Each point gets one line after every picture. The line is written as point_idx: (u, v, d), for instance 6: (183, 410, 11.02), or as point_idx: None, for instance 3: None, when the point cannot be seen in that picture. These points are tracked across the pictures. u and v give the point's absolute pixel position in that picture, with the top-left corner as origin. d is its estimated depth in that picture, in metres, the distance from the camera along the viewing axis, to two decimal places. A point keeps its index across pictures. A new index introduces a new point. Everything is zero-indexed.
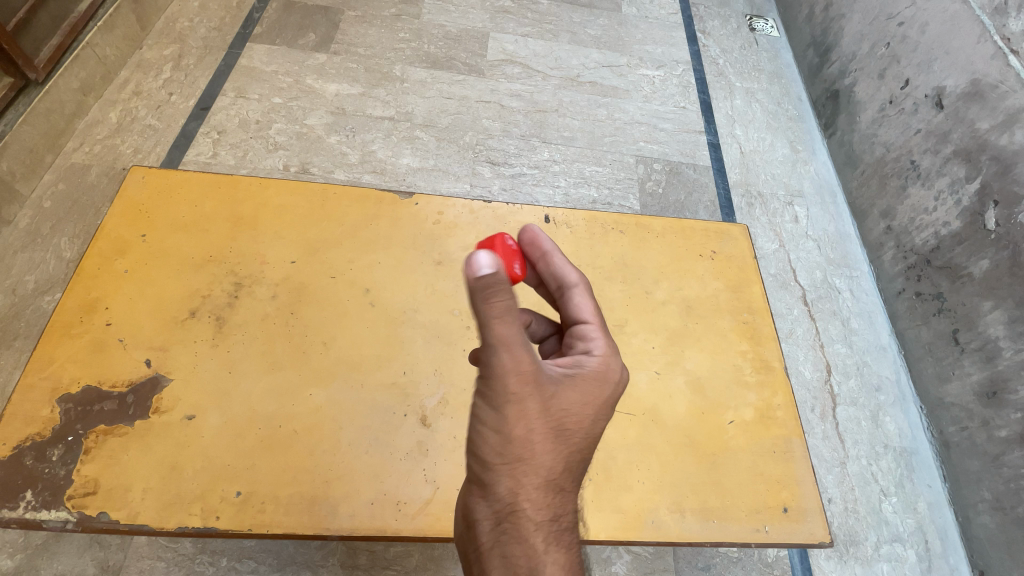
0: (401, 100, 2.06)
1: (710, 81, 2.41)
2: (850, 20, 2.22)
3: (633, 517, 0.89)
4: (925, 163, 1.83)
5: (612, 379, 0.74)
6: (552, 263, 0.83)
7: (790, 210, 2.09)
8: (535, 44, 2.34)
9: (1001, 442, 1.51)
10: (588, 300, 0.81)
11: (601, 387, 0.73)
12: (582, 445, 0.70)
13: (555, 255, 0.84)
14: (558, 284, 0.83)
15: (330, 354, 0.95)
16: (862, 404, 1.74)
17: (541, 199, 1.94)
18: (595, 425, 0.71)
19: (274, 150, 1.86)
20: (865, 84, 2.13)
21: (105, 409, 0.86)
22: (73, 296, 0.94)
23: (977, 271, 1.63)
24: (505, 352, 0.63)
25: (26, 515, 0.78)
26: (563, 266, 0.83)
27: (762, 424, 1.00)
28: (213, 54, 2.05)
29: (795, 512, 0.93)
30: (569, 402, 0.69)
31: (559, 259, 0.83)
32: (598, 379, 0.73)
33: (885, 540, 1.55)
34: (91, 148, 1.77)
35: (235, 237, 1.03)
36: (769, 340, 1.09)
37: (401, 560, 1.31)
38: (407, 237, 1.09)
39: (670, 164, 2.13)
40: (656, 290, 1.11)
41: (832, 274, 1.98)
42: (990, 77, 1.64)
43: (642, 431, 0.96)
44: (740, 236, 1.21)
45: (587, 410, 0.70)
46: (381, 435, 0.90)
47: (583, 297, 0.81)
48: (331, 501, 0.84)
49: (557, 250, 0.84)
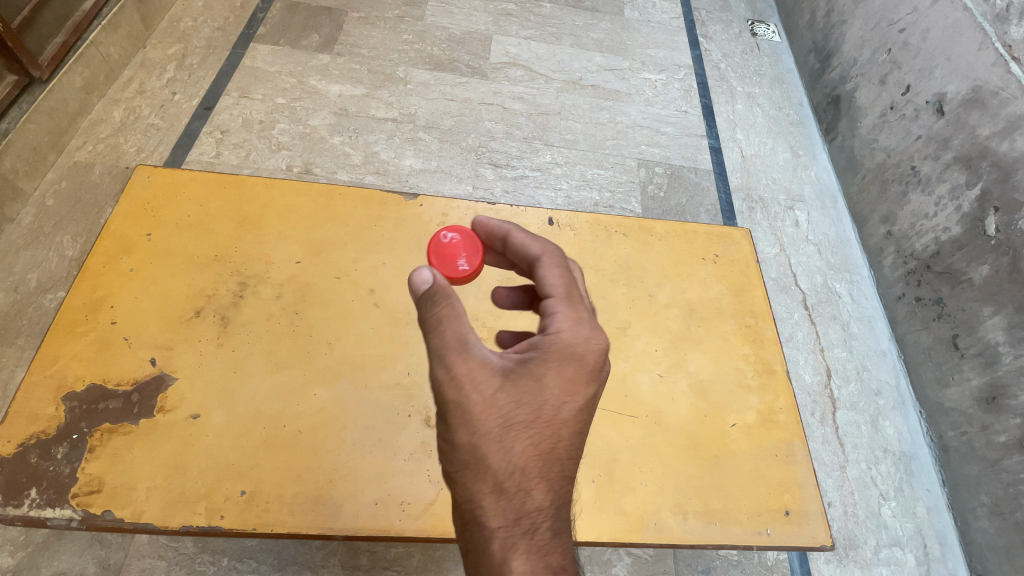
0: (404, 101, 2.07)
1: (712, 85, 2.42)
2: (851, 26, 2.24)
3: (636, 519, 0.89)
4: (926, 169, 1.83)
5: (580, 353, 0.73)
6: (514, 242, 0.86)
7: (790, 214, 2.10)
8: (537, 47, 2.35)
9: (1001, 447, 1.52)
10: (552, 272, 0.81)
11: (565, 365, 0.71)
12: (553, 430, 0.69)
13: (512, 234, 0.86)
14: (527, 262, 0.85)
15: (335, 354, 0.95)
16: (862, 408, 1.75)
17: (543, 200, 1.94)
18: (565, 408, 0.70)
19: (277, 150, 1.86)
20: (866, 90, 2.14)
21: (111, 407, 0.86)
22: (79, 294, 0.94)
23: (977, 277, 1.63)
24: (448, 352, 0.69)
25: (31, 513, 0.78)
26: (524, 244, 0.85)
27: (764, 428, 1.00)
28: (217, 54, 2.05)
29: (796, 515, 0.94)
30: (528, 389, 0.70)
31: (519, 237, 0.85)
32: (563, 358, 0.72)
33: (884, 544, 1.55)
34: (95, 146, 1.77)
35: (241, 237, 1.04)
36: (772, 344, 1.10)
37: (402, 561, 1.31)
38: (411, 239, 1.10)
39: (672, 167, 2.14)
40: (659, 292, 1.12)
41: (832, 279, 1.98)
42: (991, 84, 1.65)
43: (645, 433, 0.96)
44: (743, 240, 1.22)
45: (553, 393, 0.70)
46: (385, 435, 0.90)
47: (550, 270, 0.82)
48: (335, 500, 0.84)
49: (514, 230, 0.87)
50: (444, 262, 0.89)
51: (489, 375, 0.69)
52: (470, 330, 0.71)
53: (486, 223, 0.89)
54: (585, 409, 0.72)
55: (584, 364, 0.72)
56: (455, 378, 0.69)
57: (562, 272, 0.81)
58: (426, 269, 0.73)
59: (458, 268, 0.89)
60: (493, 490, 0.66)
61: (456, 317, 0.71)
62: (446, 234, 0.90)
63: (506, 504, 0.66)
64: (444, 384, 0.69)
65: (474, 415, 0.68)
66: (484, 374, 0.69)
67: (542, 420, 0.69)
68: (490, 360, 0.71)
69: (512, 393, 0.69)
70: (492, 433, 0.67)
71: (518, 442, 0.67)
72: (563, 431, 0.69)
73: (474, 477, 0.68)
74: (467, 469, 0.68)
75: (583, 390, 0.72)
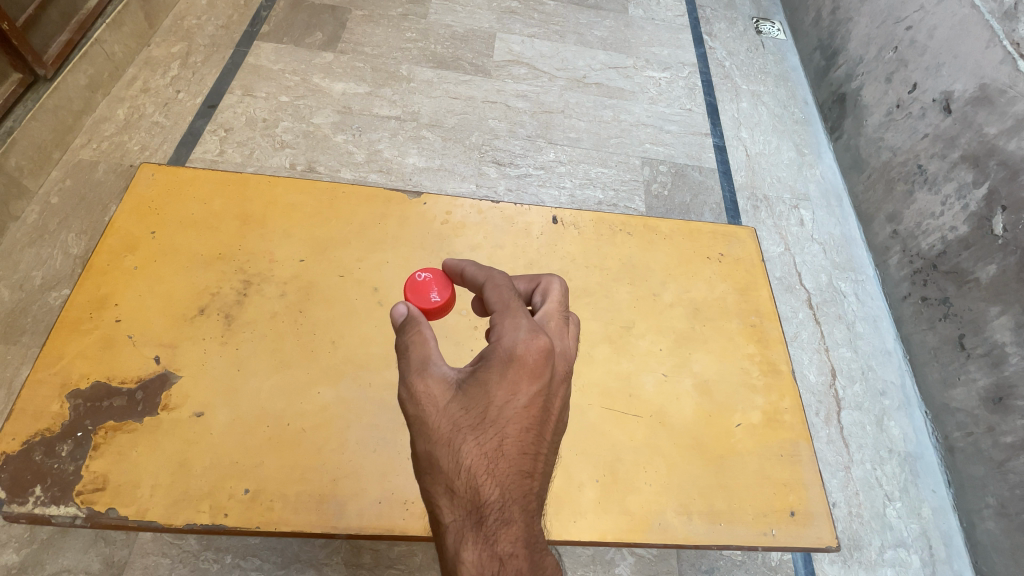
0: (408, 99, 2.06)
1: (716, 83, 2.41)
2: (857, 23, 2.22)
3: (640, 520, 0.89)
4: (933, 168, 1.82)
5: (519, 353, 0.65)
6: (466, 276, 0.82)
7: (795, 213, 2.09)
8: (541, 45, 2.34)
9: (1007, 448, 1.51)
10: (494, 288, 0.74)
11: (505, 367, 0.64)
12: (499, 430, 0.62)
13: (466, 270, 0.82)
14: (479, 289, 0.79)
15: (338, 353, 0.95)
16: (867, 408, 1.74)
17: (547, 199, 1.94)
18: (509, 407, 0.63)
19: (281, 148, 1.86)
20: (872, 88, 2.12)
21: (116, 405, 0.86)
22: (83, 292, 0.94)
23: (984, 276, 1.62)
24: (408, 371, 0.69)
25: (36, 510, 0.78)
26: (472, 273, 0.80)
27: (769, 428, 1.00)
28: (221, 52, 2.05)
29: (801, 516, 0.93)
30: (473, 395, 0.65)
31: (470, 268, 0.81)
32: (502, 360, 0.65)
33: (889, 545, 1.54)
34: (99, 144, 1.77)
35: (245, 235, 1.04)
36: (777, 344, 1.09)
37: (405, 559, 1.30)
38: (414, 237, 1.09)
39: (676, 166, 2.13)
40: (664, 291, 1.11)
41: (837, 279, 1.97)
42: (999, 82, 1.64)
43: (650, 433, 0.96)
44: (748, 238, 1.21)
45: (498, 394, 0.64)
46: (389, 434, 0.90)
47: (492, 287, 0.75)
48: (339, 499, 0.84)
49: (468, 265, 0.83)
50: (416, 298, 0.89)
51: (442, 389, 0.67)
52: (435, 352, 0.71)
53: (448, 265, 0.87)
54: (536, 406, 0.65)
55: (527, 361, 0.65)
56: (407, 393, 0.67)
57: (503, 287, 0.74)
58: (403, 307, 0.77)
59: (431, 301, 0.89)
60: (444, 489, 0.62)
61: (422, 342, 0.72)
62: (420, 273, 0.92)
63: (457, 503, 0.61)
64: (403, 405, 0.68)
65: (428, 425, 0.65)
66: (439, 389, 0.67)
67: (487, 420, 0.63)
68: (448, 375, 0.68)
69: (460, 398, 0.65)
70: (441, 439, 0.63)
71: (465, 443, 0.62)
72: (509, 429, 0.62)
73: (431, 483, 0.64)
74: (423, 476, 0.64)
75: (527, 388, 0.64)
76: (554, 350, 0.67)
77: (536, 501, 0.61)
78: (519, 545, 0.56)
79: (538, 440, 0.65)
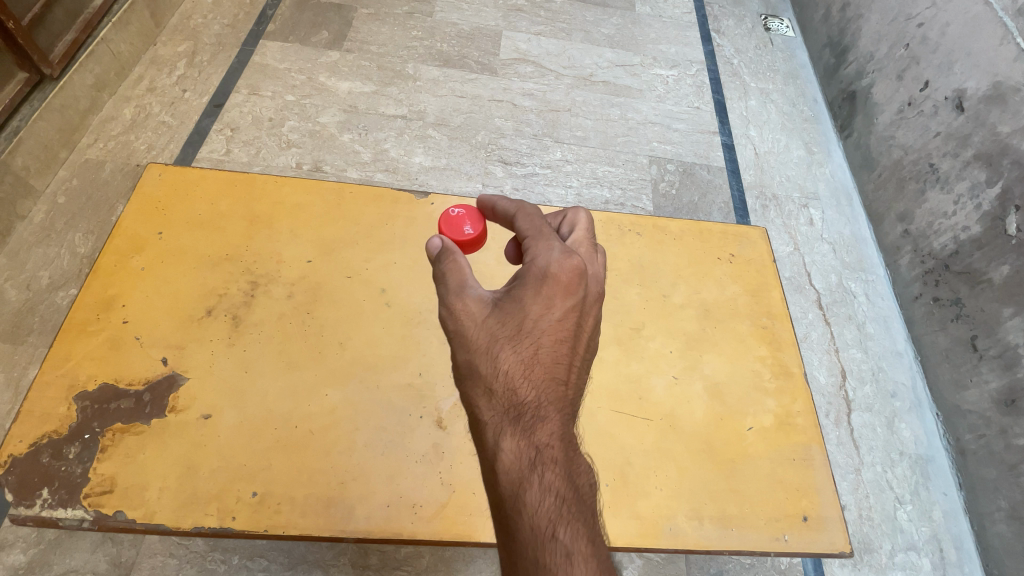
0: (414, 98, 2.05)
1: (724, 81, 2.39)
2: (868, 20, 2.19)
3: (651, 524, 0.88)
4: (945, 167, 1.79)
5: (553, 273, 0.74)
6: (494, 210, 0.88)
7: (805, 212, 2.07)
8: (548, 43, 2.32)
9: (1019, 450, 1.48)
10: (525, 220, 0.82)
11: (541, 285, 0.73)
12: (536, 340, 0.71)
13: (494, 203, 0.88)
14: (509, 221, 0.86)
15: (346, 355, 0.95)
16: (878, 410, 1.72)
17: (553, 198, 1.92)
18: (544, 319, 0.72)
19: (287, 148, 1.86)
20: (883, 85, 2.10)
21: (123, 407, 0.85)
22: (91, 293, 0.94)
23: (997, 277, 1.60)
24: (446, 293, 0.76)
25: (43, 513, 0.78)
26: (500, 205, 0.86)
27: (781, 431, 0.98)
28: (227, 51, 2.05)
29: (815, 521, 0.92)
30: (511, 310, 0.73)
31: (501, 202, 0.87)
32: (538, 279, 0.74)
33: (899, 548, 1.52)
34: (106, 144, 1.77)
35: (252, 235, 1.03)
36: (789, 346, 1.08)
37: (412, 561, 1.30)
38: (422, 238, 1.08)
39: (684, 164, 2.11)
40: (673, 293, 1.10)
41: (847, 279, 1.95)
42: (1013, 80, 1.61)
43: (660, 436, 0.95)
44: (759, 239, 1.20)
45: (534, 308, 0.72)
46: (397, 436, 0.89)
47: (523, 218, 0.83)
48: (347, 502, 0.83)
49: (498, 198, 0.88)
50: (450, 231, 0.93)
51: (480, 306, 0.75)
52: (469, 273, 0.78)
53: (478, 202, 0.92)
54: (568, 321, 0.74)
55: (560, 280, 0.73)
56: (449, 308, 0.75)
57: (534, 218, 0.82)
58: (438, 240, 0.82)
59: (465, 234, 0.93)
60: (482, 390, 0.71)
61: (458, 270, 0.78)
62: (453, 208, 0.95)
63: (497, 402, 0.70)
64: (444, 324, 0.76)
65: (468, 337, 0.73)
66: (476, 306, 0.75)
67: (523, 332, 0.72)
68: (485, 294, 0.76)
69: (498, 312, 0.74)
70: (480, 347, 0.72)
71: (505, 351, 0.71)
72: (543, 340, 0.72)
73: (471, 388, 0.72)
74: (464, 380, 0.73)
75: (561, 304, 0.73)
76: (586, 271, 0.76)
77: (569, 403, 0.71)
78: (555, 438, 0.67)
79: (570, 352, 0.74)
